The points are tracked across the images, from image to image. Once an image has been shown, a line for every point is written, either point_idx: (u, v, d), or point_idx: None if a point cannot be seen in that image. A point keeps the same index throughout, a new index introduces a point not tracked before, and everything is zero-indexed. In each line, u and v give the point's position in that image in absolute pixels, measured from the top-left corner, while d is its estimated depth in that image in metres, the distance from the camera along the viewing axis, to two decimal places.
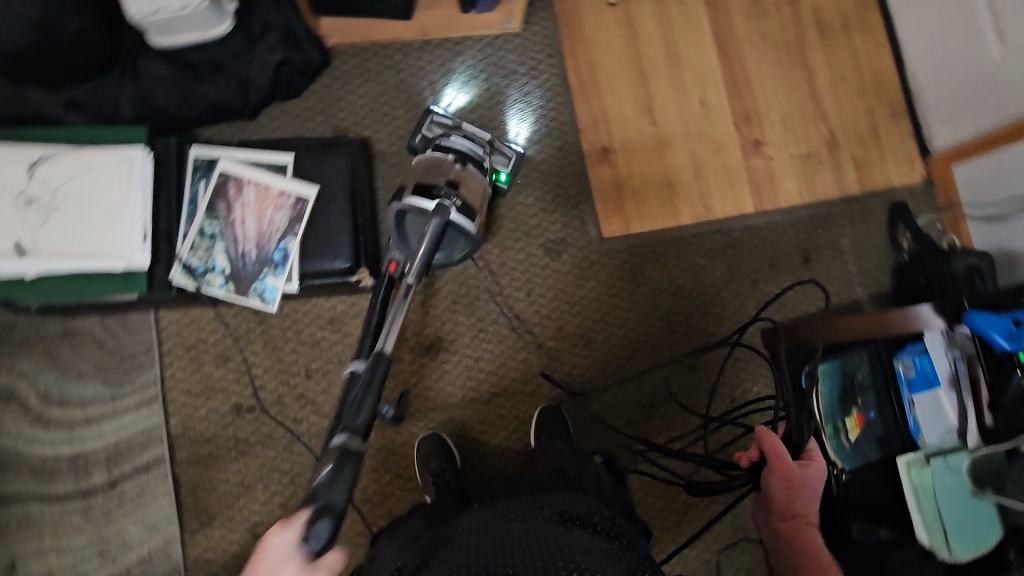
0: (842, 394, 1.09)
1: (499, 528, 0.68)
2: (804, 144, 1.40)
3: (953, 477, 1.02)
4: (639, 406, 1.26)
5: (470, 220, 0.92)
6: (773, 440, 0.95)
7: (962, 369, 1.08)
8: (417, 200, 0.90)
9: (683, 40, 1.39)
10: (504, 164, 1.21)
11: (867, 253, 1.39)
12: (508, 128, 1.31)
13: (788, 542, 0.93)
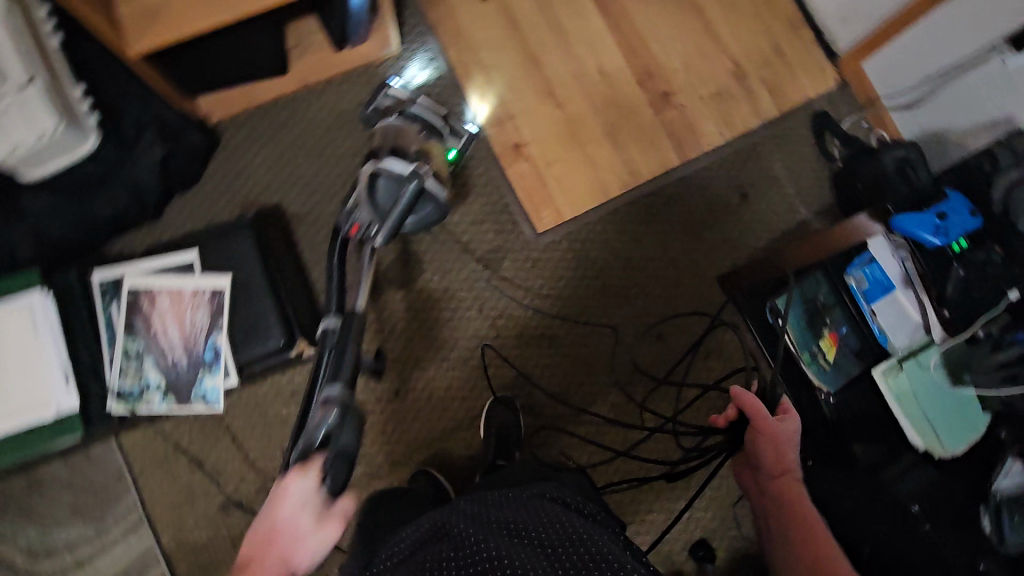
0: (810, 322, 1.12)
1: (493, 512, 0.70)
2: (712, 82, 1.37)
3: (927, 377, 1.04)
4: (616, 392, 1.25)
5: (442, 187, 1.04)
6: (753, 402, 0.95)
7: (912, 268, 1.07)
8: (394, 162, 0.97)
9: (564, 11, 1.34)
10: (457, 142, 1.18)
11: (801, 171, 1.37)
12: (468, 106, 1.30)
13: (777, 497, 0.95)
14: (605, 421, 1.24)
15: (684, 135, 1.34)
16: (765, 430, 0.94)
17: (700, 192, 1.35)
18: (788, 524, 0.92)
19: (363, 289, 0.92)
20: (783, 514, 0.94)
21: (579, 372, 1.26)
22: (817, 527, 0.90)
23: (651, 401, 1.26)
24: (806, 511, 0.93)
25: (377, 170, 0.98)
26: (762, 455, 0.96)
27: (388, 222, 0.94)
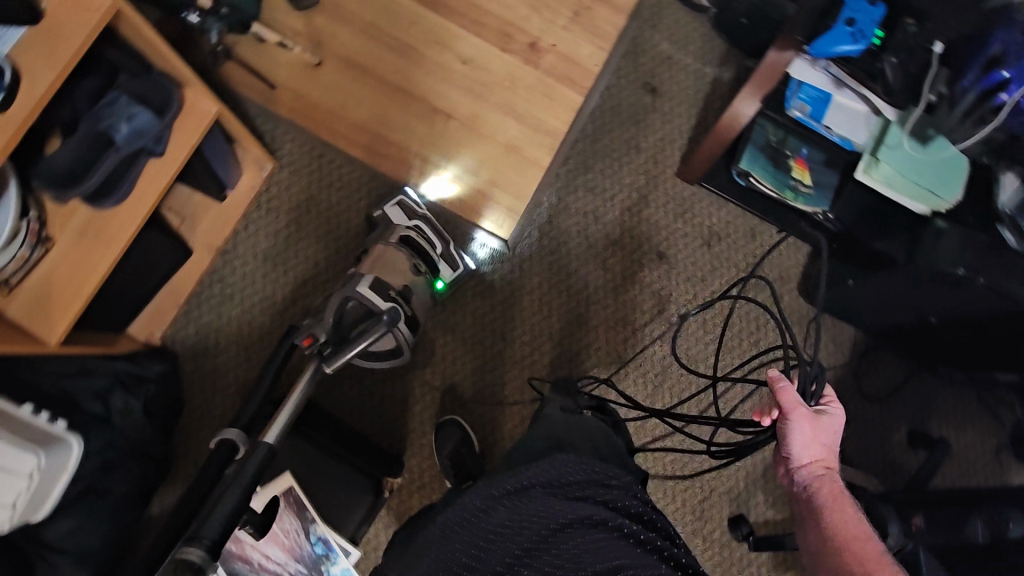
0: (776, 165, 1.22)
1: (515, 504, 0.71)
2: (566, 7, 1.31)
3: (902, 150, 1.07)
4: (646, 363, 1.27)
5: (411, 332, 1.08)
6: (787, 389, 0.73)
7: (837, 70, 1.01)
8: (374, 294, 1.01)
9: (395, 28, 1.26)
10: (449, 271, 1.18)
11: (685, 37, 1.37)
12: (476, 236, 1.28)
13: (803, 496, 0.72)
14: (648, 400, 1.25)
15: (570, 71, 1.30)
16: (798, 420, 0.73)
17: (614, 112, 1.35)
18: (818, 525, 0.68)
19: (292, 411, 0.80)
20: (812, 513, 0.70)
21: (604, 365, 1.26)
22: (854, 528, 0.66)
23: (693, 325, 1.29)
24: (842, 509, 0.68)
25: (353, 294, 0.99)
26: (788, 450, 0.74)
27: (346, 350, 0.85)
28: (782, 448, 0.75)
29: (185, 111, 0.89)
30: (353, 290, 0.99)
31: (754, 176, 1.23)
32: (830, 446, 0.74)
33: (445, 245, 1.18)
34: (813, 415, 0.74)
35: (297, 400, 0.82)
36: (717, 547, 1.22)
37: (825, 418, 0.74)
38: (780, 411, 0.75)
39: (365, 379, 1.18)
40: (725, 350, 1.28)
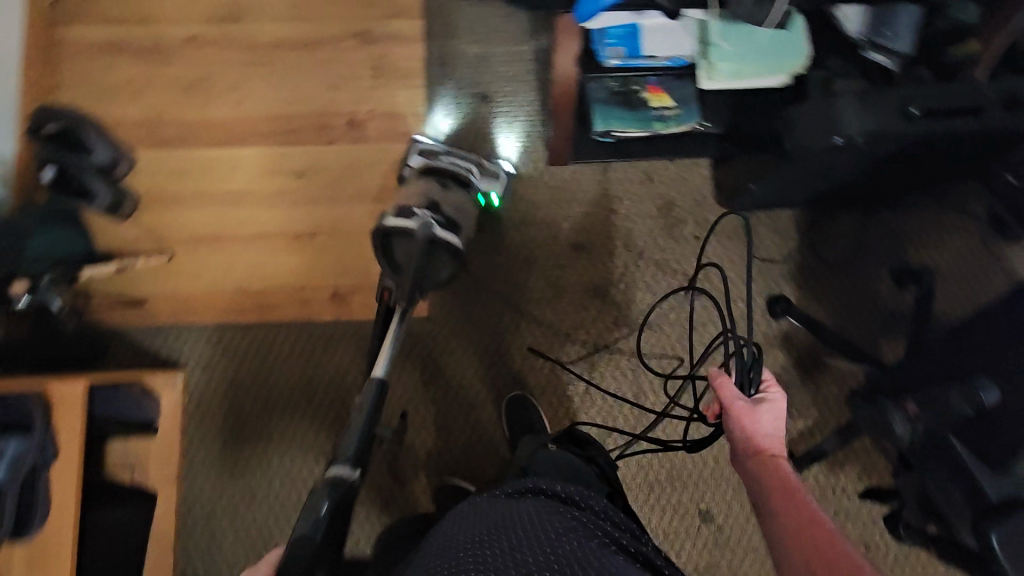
0: (633, 107, 1.14)
1: (485, 515, 0.65)
2: (361, 70, 1.27)
3: (730, 43, 1.03)
4: (613, 378, 1.23)
5: (456, 234, 1.00)
6: (726, 382, 0.80)
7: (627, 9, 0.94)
8: (400, 218, 0.98)
9: (219, 183, 1.24)
10: (492, 184, 1.19)
11: (487, 25, 1.31)
12: (498, 142, 1.27)
13: (759, 487, 0.71)
14: (620, 404, 1.22)
15: (400, 125, 1.26)
16: (739, 413, 0.78)
17: (460, 138, 1.26)
18: (777, 515, 0.67)
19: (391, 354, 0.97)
20: (769, 502, 0.69)
21: (569, 391, 1.22)
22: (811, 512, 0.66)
23: (639, 303, 1.24)
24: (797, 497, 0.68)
25: (385, 229, 0.97)
26: (738, 444, 0.77)
27: (405, 283, 0.99)
28: (735, 444, 0.77)
29: (59, 402, 0.91)
30: (383, 226, 0.98)
31: (617, 128, 1.15)
32: (779, 438, 0.77)
33: (479, 166, 1.18)
34: (754, 405, 0.79)
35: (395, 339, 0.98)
36: None
37: (767, 406, 0.78)
38: (724, 406, 0.80)
39: (372, 512, 1.18)
40: (697, 341, 1.23)
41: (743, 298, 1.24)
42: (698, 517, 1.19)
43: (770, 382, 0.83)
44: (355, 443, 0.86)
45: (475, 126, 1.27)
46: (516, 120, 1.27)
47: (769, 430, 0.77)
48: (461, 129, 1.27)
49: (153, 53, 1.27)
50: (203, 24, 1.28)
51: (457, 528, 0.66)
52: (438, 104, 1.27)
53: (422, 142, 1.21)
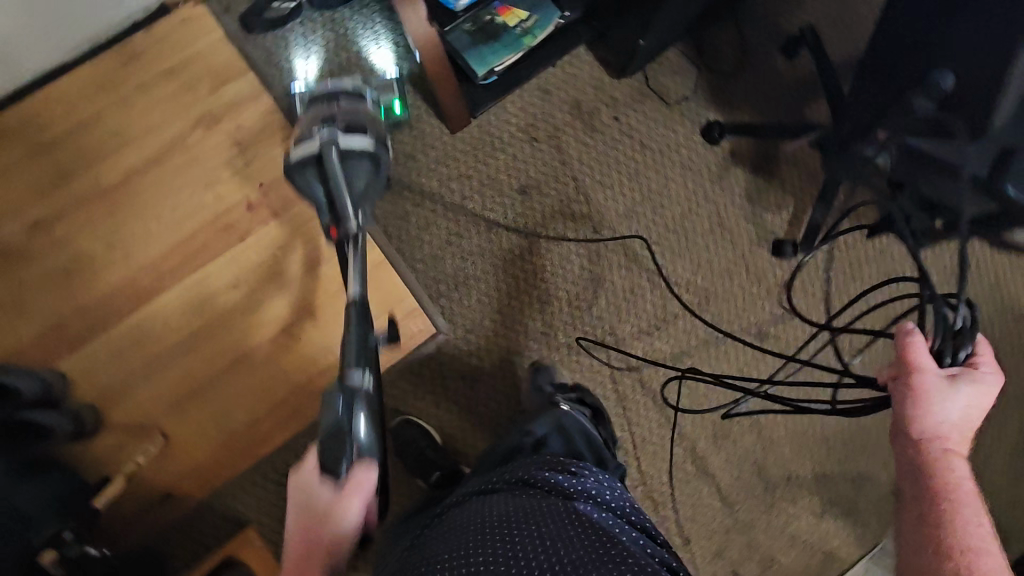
0: (496, 36, 1.13)
1: (512, 499, 0.64)
2: (227, 151, 1.18)
3: None
4: (744, 359, 1.25)
5: (367, 138, 0.91)
6: (920, 347, 0.72)
7: None
8: (303, 143, 0.91)
9: (163, 338, 1.13)
10: (387, 93, 1.19)
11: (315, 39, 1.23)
12: (370, 58, 1.26)
13: (922, 485, 0.69)
14: (646, 297, 1.25)
15: None
16: (928, 387, 0.71)
17: None
18: (933, 529, 0.66)
19: (362, 270, 0.86)
20: (931, 512, 0.67)
21: (598, 313, 1.24)
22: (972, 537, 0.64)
23: (606, 205, 1.26)
24: (958, 517, 0.66)
25: (295, 162, 0.90)
26: (909, 420, 0.72)
27: (342, 198, 0.86)
28: (905, 416, 0.72)
29: None
30: (290, 159, 0.90)
31: (499, 61, 1.14)
32: (961, 427, 0.71)
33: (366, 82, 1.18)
34: (948, 381, 0.71)
35: (359, 261, 0.86)
36: (792, 278, 1.27)
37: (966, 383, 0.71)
38: (909, 368, 0.72)
39: None
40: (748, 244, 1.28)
41: (683, 147, 1.29)
42: (758, 339, 1.26)
43: (980, 359, 0.74)
44: (356, 354, 0.81)
45: (341, 55, 1.26)
46: (380, 31, 1.28)
47: (950, 414, 0.70)
48: (329, 65, 1.26)
49: (6, 260, 1.11)
50: (35, 201, 1.13)
51: (480, 507, 0.65)
52: (293, 48, 1.26)
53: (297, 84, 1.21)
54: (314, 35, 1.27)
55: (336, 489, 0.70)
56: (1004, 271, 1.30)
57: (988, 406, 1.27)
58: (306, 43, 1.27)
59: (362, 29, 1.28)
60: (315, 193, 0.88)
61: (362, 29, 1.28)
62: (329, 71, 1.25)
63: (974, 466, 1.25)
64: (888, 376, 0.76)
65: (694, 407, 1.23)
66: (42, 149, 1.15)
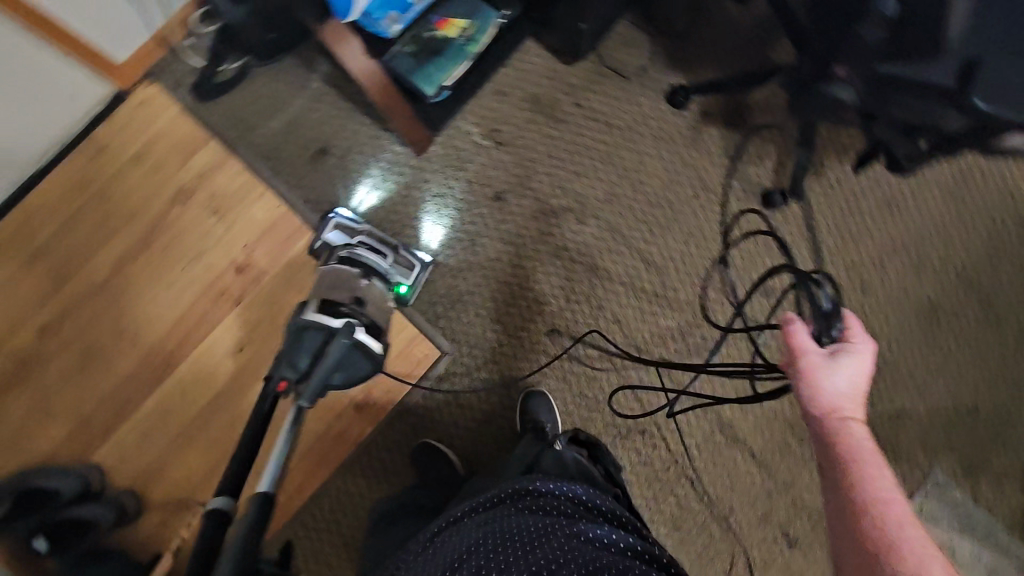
0: (440, 51, 1.11)
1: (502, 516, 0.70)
2: (207, 221, 1.20)
3: None
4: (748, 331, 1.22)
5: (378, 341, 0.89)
6: (799, 331, 0.74)
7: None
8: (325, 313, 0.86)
9: (185, 412, 1.16)
10: (405, 276, 1.13)
11: (267, 94, 1.24)
12: (423, 225, 1.23)
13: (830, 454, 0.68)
14: (642, 277, 1.23)
15: (278, 233, 1.20)
16: (810, 366, 0.72)
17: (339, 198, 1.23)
18: (845, 491, 0.63)
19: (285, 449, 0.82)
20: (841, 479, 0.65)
21: (598, 303, 1.23)
22: (878, 488, 0.62)
23: (584, 193, 1.25)
24: (864, 471, 0.64)
25: (304, 323, 0.85)
26: (804, 399, 0.72)
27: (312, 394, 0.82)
28: (801, 397, 0.73)
29: None
30: (304, 318, 0.85)
31: (444, 76, 1.11)
32: (854, 397, 0.71)
33: (394, 254, 1.13)
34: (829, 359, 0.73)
35: (286, 445, 0.82)
36: (787, 228, 1.24)
37: (844, 357, 0.73)
38: (792, 354, 0.74)
39: None
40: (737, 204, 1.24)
41: (651, 118, 1.26)
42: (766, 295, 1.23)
43: (852, 331, 0.77)
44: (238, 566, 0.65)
45: (397, 211, 1.23)
46: (447, 207, 1.23)
47: (833, 384, 0.71)
48: (385, 202, 1.23)
49: (25, 370, 1.15)
50: (39, 309, 1.17)
51: (471, 526, 0.70)
52: (366, 176, 1.23)
53: (343, 216, 1.18)
54: (392, 172, 1.23)
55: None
56: (1006, 174, 1.25)
57: (1015, 315, 1.23)
58: (381, 178, 1.23)
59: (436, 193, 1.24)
60: (300, 359, 0.82)
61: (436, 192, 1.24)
62: (381, 213, 1.23)
63: (1010, 378, 1.22)
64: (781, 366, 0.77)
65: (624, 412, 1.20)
66: (34, 258, 1.18)
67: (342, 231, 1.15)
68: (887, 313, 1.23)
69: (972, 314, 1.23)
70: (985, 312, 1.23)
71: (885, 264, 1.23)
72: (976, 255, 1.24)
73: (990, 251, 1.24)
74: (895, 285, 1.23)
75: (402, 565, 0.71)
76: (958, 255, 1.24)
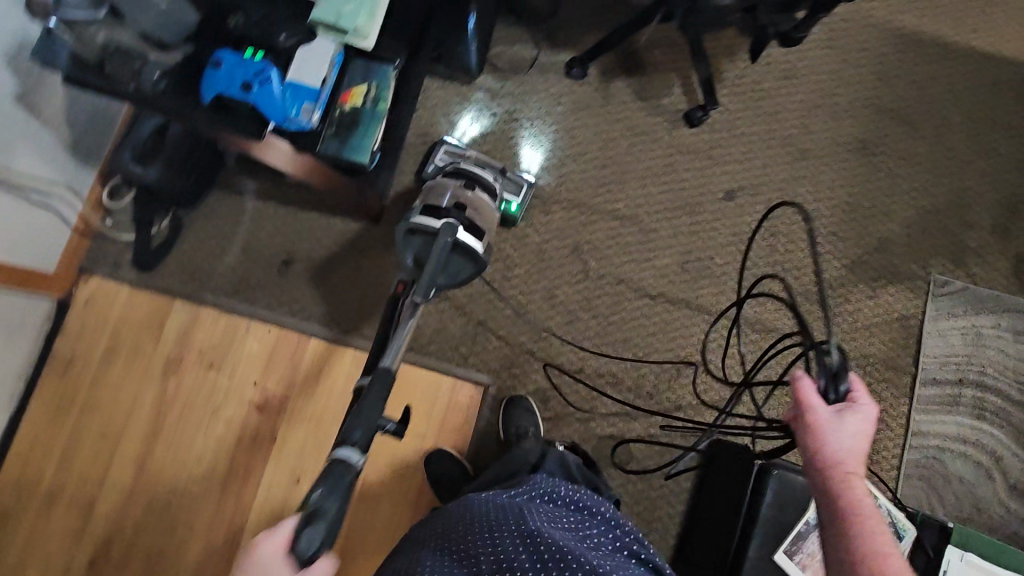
0: (357, 121, 1.10)
1: (533, 509, 0.75)
2: (207, 378, 1.16)
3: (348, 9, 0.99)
4: (731, 234, 1.31)
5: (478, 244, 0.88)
6: (805, 389, 0.74)
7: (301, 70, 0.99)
8: (426, 218, 0.88)
9: None
10: (514, 194, 1.22)
11: (207, 233, 1.22)
12: (522, 154, 1.31)
13: (830, 509, 0.70)
14: (623, 233, 1.30)
15: (282, 354, 1.18)
16: (819, 426, 0.72)
17: (323, 294, 1.22)
18: (842, 545, 0.68)
19: (404, 345, 0.79)
20: (841, 534, 0.68)
21: (598, 274, 1.28)
22: (883, 551, 0.66)
23: (539, 186, 1.30)
24: (867, 530, 0.67)
25: (410, 226, 0.88)
26: (811, 453, 0.73)
27: (425, 285, 0.80)
28: (808, 450, 0.73)
29: None
30: (408, 223, 0.88)
31: (372, 142, 1.10)
32: (859, 452, 0.72)
33: (505, 175, 1.23)
34: (838, 412, 0.73)
35: (404, 333, 0.80)
36: (719, 135, 1.34)
37: (853, 412, 0.72)
38: (800, 408, 0.74)
39: (652, 492, 1.21)
40: (669, 137, 1.34)
41: (563, 96, 1.33)
42: (730, 199, 1.32)
43: (860, 387, 0.75)
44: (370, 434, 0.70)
45: (496, 141, 1.31)
46: (541, 139, 1.32)
47: (839, 444, 0.71)
48: (488, 136, 1.31)
49: None
50: (80, 546, 1.09)
51: (501, 509, 0.75)
52: (466, 110, 1.31)
53: (450, 142, 1.24)
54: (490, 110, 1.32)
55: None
56: (865, 15, 1.41)
57: (931, 121, 1.38)
58: (481, 112, 1.31)
59: (530, 123, 1.32)
60: (405, 258, 0.87)
61: (529, 122, 1.32)
62: (483, 141, 1.31)
63: (952, 174, 1.36)
64: (788, 417, 0.77)
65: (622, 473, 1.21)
66: (52, 498, 1.10)
67: (452, 156, 1.22)
68: (831, 165, 1.35)
69: (895, 137, 1.37)
70: (905, 128, 1.38)
71: (809, 126, 1.36)
72: (876, 86, 1.39)
73: (882, 77, 1.39)
74: (826, 143, 1.36)
75: (428, 551, 0.71)
76: (861, 93, 1.38)
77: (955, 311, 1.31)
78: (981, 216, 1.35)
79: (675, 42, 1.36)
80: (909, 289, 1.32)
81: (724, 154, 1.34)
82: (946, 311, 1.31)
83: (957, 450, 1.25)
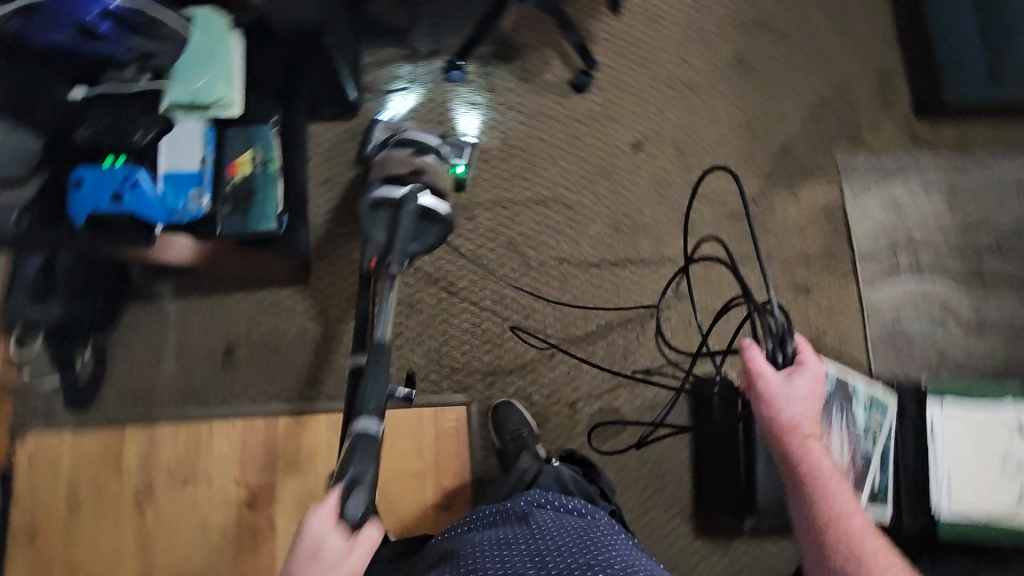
0: (253, 190, 1.02)
1: (547, 527, 0.73)
2: (185, 493, 1.10)
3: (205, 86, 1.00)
4: (650, 182, 1.34)
5: (442, 203, 0.93)
6: (756, 362, 0.81)
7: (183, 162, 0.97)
8: (387, 189, 0.90)
9: None
10: (458, 156, 1.22)
11: (136, 349, 1.16)
12: (458, 116, 1.32)
13: (791, 474, 0.79)
14: (550, 214, 1.31)
15: (254, 443, 1.13)
16: (772, 397, 0.80)
17: (277, 369, 1.18)
18: (806, 510, 0.77)
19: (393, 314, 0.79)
20: (805, 496, 0.77)
21: (539, 260, 1.28)
22: (839, 506, 0.75)
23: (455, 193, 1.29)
24: (825, 489, 0.76)
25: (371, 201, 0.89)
26: (768, 423, 0.81)
27: (396, 257, 0.83)
28: (765, 420, 0.81)
29: None
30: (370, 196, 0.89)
31: (274, 205, 1.03)
32: (808, 413, 0.81)
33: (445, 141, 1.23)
34: (787, 377, 0.81)
35: (389, 303, 0.80)
36: (609, 93, 1.37)
37: (799, 375, 0.81)
38: (754, 379, 0.82)
39: (656, 446, 1.23)
40: (562, 108, 1.35)
41: (448, 103, 1.32)
42: (638, 150, 1.35)
43: (802, 350, 0.84)
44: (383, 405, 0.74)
45: (428, 113, 1.31)
46: (472, 99, 1.33)
47: (790, 410, 0.80)
48: (421, 108, 1.31)
49: None
50: None
51: (514, 532, 0.73)
52: (394, 85, 1.31)
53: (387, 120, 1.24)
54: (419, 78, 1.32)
55: (349, 547, 0.64)
56: None
57: (795, 20, 1.45)
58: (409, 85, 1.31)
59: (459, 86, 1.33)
60: (374, 232, 0.87)
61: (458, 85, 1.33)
62: (416, 114, 1.31)
63: (828, 63, 1.43)
64: (744, 389, 0.85)
65: (622, 441, 1.23)
66: None
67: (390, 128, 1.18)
68: (718, 88, 1.40)
69: (767, 45, 1.43)
70: (773, 34, 1.43)
71: (687, 58, 1.40)
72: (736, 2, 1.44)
73: None
74: (708, 70, 1.40)
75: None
76: (724, 14, 1.43)
77: (869, 187, 1.38)
78: (866, 93, 1.42)
79: (539, 16, 1.37)
80: (823, 179, 1.38)
81: (619, 109, 1.36)
82: (861, 189, 1.38)
83: (910, 311, 1.33)
